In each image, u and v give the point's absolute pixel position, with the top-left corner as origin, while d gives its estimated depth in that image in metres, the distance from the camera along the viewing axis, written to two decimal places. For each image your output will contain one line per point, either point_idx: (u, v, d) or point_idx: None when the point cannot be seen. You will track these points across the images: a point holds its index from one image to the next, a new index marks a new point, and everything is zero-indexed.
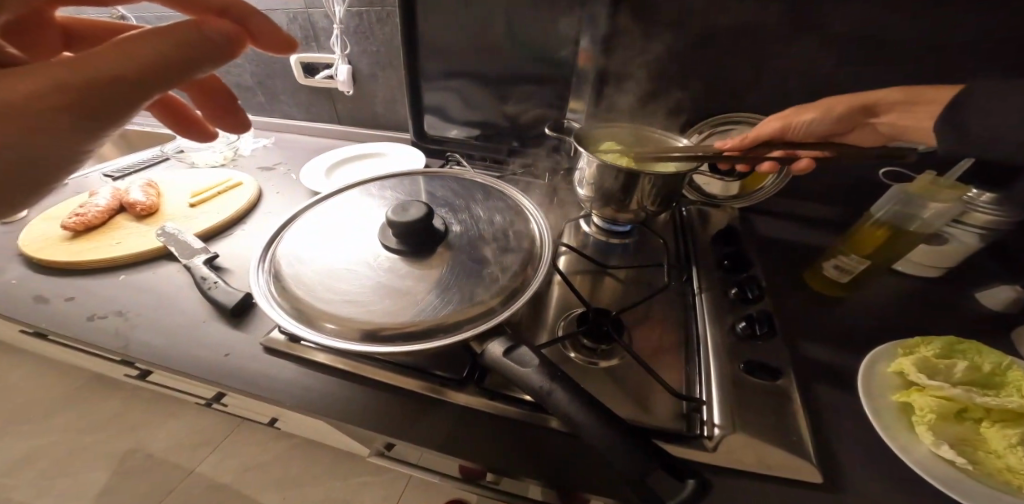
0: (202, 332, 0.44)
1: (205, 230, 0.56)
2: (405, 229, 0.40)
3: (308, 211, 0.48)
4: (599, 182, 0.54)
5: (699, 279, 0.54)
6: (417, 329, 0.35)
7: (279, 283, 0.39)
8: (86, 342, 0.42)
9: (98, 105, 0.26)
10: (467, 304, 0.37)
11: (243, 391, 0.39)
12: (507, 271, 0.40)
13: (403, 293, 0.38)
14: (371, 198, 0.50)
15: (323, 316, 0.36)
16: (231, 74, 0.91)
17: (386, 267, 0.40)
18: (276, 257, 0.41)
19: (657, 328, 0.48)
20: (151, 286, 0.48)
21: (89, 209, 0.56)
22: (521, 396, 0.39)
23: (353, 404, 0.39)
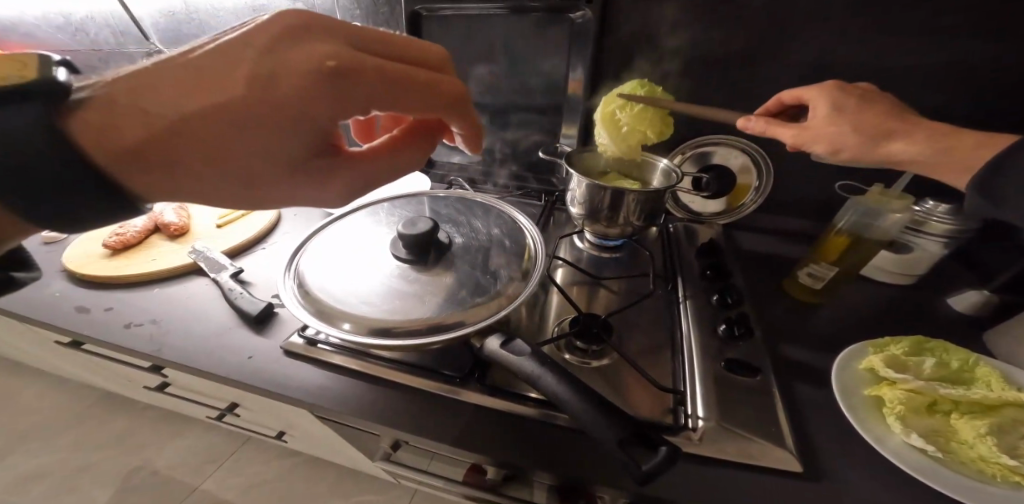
0: (228, 337, 0.48)
1: (231, 249, 0.61)
2: (413, 241, 0.45)
3: (324, 229, 0.53)
4: (589, 200, 0.59)
5: (684, 287, 0.58)
6: (428, 326, 0.39)
7: (303, 289, 0.43)
8: (125, 348, 0.46)
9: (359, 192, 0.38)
10: (469, 305, 0.41)
11: (267, 389, 0.43)
12: (504, 277, 0.45)
13: (413, 295, 0.42)
14: (381, 216, 0.55)
15: (345, 315, 0.41)
16: None
17: (397, 274, 0.45)
18: (300, 268, 0.46)
19: (647, 331, 0.52)
20: (180, 298, 0.53)
21: (127, 230, 0.61)
22: (526, 394, 0.42)
23: (367, 402, 0.42)
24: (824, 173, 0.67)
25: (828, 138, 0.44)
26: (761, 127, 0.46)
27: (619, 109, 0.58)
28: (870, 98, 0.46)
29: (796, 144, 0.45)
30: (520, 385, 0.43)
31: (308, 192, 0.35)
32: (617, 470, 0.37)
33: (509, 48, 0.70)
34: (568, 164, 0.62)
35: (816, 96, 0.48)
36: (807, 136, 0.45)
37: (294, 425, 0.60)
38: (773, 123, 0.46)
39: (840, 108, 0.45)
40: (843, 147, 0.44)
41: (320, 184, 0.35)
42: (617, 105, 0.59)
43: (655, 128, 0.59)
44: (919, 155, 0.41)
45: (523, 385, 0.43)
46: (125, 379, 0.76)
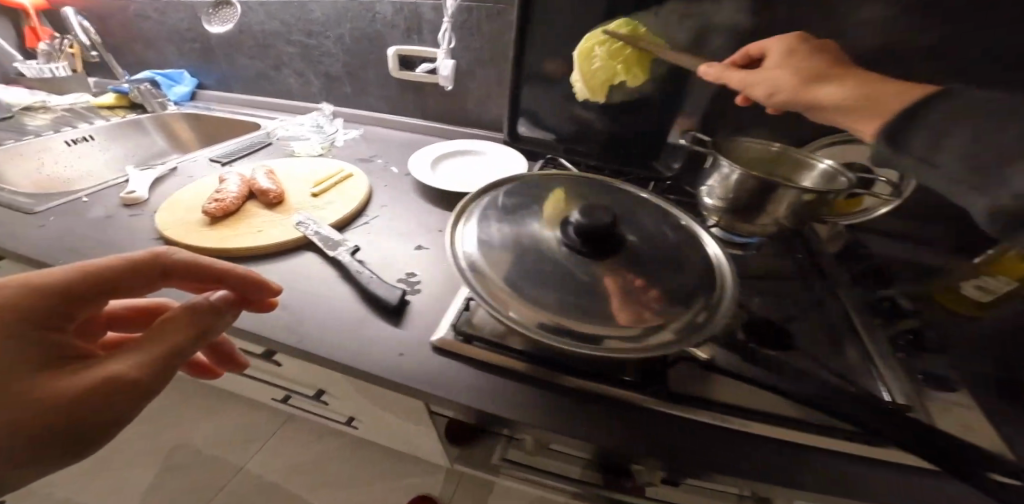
0: (368, 328, 0.42)
1: (338, 222, 0.54)
2: (597, 234, 0.39)
3: (470, 208, 0.46)
4: (738, 191, 0.53)
5: (842, 290, 0.52)
6: (638, 335, 0.35)
7: (478, 280, 0.38)
8: (263, 336, 0.40)
9: (164, 373, 0.28)
10: (675, 311, 0.37)
11: (428, 391, 0.38)
12: (700, 280, 0.40)
13: (607, 296, 0.37)
14: (526, 196, 0.48)
15: (545, 313, 0.36)
16: (319, 61, 0.81)
17: (578, 270, 0.39)
18: (464, 255, 0.40)
19: (818, 332, 0.46)
20: (300, 278, 0.46)
21: (225, 195, 0.51)
22: (727, 399, 0.37)
23: (543, 404, 0.37)
24: None
25: (766, 79, 0.42)
26: (706, 66, 0.46)
27: (597, 44, 0.55)
28: (829, 49, 0.43)
29: (738, 85, 0.44)
30: (715, 390, 0.38)
31: (78, 413, 0.25)
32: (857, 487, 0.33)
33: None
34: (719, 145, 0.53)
35: (774, 43, 0.46)
36: (763, 76, 0.42)
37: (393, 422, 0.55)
38: (726, 69, 0.44)
39: (791, 52, 0.44)
40: (778, 90, 0.41)
41: (93, 391, 0.25)
42: (597, 41, 0.56)
43: (634, 71, 0.56)
44: (840, 94, 0.36)
45: (721, 388, 0.38)
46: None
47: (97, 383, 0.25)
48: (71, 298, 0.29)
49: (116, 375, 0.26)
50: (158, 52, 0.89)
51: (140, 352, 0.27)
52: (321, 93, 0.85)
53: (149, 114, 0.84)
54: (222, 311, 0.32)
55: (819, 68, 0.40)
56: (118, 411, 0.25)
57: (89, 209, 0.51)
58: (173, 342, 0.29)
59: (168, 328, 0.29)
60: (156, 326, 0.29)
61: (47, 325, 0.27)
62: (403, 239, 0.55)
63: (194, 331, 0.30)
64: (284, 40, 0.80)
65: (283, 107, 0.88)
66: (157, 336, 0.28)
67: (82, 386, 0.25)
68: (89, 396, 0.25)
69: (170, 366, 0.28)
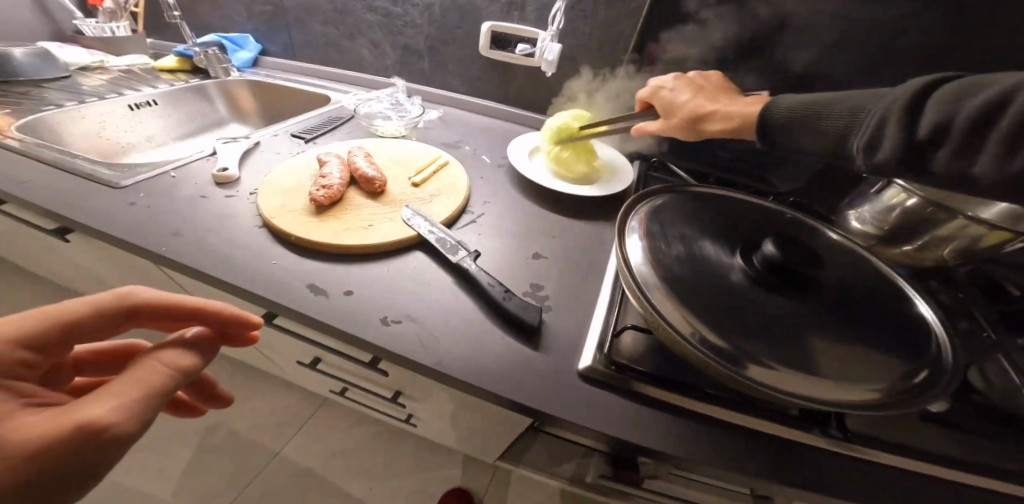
0: (509, 349, 0.37)
1: (449, 219, 0.48)
2: (790, 272, 0.35)
3: (621, 219, 0.41)
4: (901, 219, 0.48)
5: (1006, 334, 0.47)
6: (857, 392, 0.30)
7: (663, 308, 0.33)
8: (398, 352, 0.35)
9: (135, 423, 0.23)
10: (890, 366, 0.32)
11: (594, 430, 0.32)
12: (899, 329, 0.36)
13: (809, 341, 0.33)
14: (677, 211, 0.43)
15: (758, 357, 0.31)
16: (398, 32, 0.74)
17: (766, 307, 0.34)
18: (637, 274, 0.35)
19: (997, 385, 0.41)
20: (423, 284, 0.41)
21: (330, 181, 0.46)
22: (932, 461, 0.33)
23: (727, 446, 0.33)
24: None
25: (675, 127, 0.48)
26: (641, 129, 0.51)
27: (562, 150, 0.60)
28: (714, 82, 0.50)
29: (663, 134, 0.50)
30: (919, 451, 0.33)
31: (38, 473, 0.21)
32: None
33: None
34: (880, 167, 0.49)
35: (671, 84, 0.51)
36: (671, 126, 0.49)
37: (493, 451, 0.47)
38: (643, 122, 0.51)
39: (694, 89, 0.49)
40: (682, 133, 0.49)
41: (53, 449, 0.21)
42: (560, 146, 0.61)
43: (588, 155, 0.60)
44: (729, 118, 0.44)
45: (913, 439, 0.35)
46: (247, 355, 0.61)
47: (69, 434, 0.21)
48: (30, 345, 0.24)
49: (89, 421, 0.21)
50: (218, 10, 0.82)
51: (111, 397, 0.22)
52: (395, 67, 0.78)
53: (212, 79, 0.77)
54: (198, 352, 0.26)
55: (702, 105, 0.47)
56: (94, 457, 0.21)
57: (177, 186, 0.46)
58: (146, 388, 0.23)
59: (137, 365, 0.24)
60: (128, 366, 0.24)
61: (7, 375, 0.23)
62: (516, 243, 0.50)
63: (174, 367, 0.25)
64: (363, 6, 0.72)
65: (354, 80, 0.81)
66: (126, 381, 0.23)
67: (39, 439, 0.21)
68: (50, 453, 0.21)
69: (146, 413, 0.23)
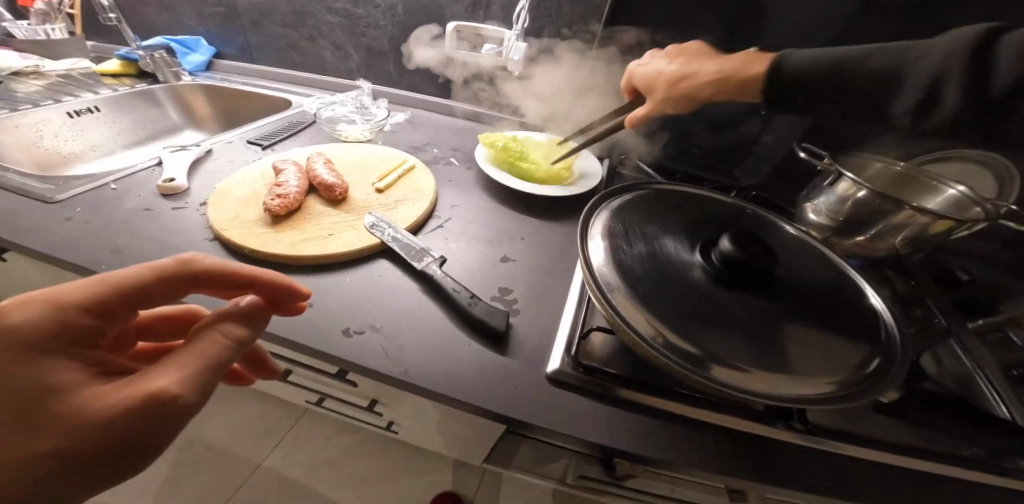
0: (474, 356, 0.37)
1: (414, 224, 0.47)
2: (741, 269, 0.36)
3: (585, 220, 0.41)
4: (853, 211, 0.49)
5: (950, 320, 0.49)
6: (813, 383, 0.31)
7: (624, 310, 0.32)
8: (358, 364, 0.34)
9: (201, 392, 0.21)
10: (844, 357, 0.33)
11: (556, 433, 0.32)
12: (853, 320, 0.37)
13: (766, 337, 0.33)
14: (642, 210, 0.43)
15: (716, 356, 0.31)
16: (361, 33, 0.72)
17: (724, 302, 0.35)
18: (599, 276, 0.35)
19: (940, 368, 0.43)
20: (386, 292, 0.40)
21: (285, 189, 0.44)
22: (881, 446, 0.34)
23: (689, 443, 0.33)
24: None
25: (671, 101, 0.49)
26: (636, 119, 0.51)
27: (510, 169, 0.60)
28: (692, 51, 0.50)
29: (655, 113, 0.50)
30: (866, 435, 0.35)
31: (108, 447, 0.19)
32: None
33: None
34: (830, 159, 0.50)
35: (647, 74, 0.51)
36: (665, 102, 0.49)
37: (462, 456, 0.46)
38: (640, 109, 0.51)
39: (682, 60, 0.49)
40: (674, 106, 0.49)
41: (119, 424, 0.19)
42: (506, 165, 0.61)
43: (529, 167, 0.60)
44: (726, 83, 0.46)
45: (864, 425, 0.36)
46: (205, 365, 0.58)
47: (136, 405, 0.19)
48: (97, 309, 0.22)
49: (155, 392, 0.20)
50: (168, 12, 0.78)
51: (176, 367, 0.21)
52: (360, 69, 0.76)
53: (159, 84, 0.74)
54: (254, 318, 0.24)
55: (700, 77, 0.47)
56: (161, 433, 0.20)
57: (121, 198, 0.44)
58: (209, 356, 0.22)
59: (200, 337, 0.22)
60: (192, 335, 0.22)
61: (79, 342, 0.21)
62: (485, 247, 0.49)
63: (233, 337, 0.23)
64: (322, 7, 0.70)
65: (317, 83, 0.79)
66: (191, 348, 0.22)
67: (105, 411, 0.19)
68: (118, 426, 0.19)
69: (211, 383, 0.22)
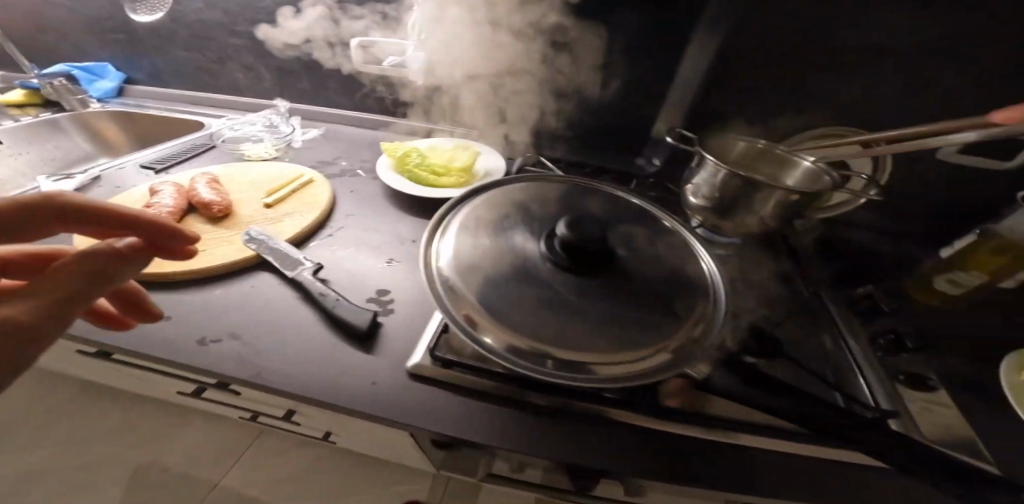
0: (334, 358, 0.37)
1: (297, 235, 0.48)
2: (579, 252, 0.37)
3: (446, 220, 0.43)
4: (722, 193, 0.52)
5: (824, 292, 0.51)
6: (632, 354, 0.33)
7: (459, 303, 0.34)
8: (206, 372, 0.34)
9: (60, 321, 0.22)
10: (673, 328, 0.35)
11: (401, 425, 0.34)
12: (694, 294, 0.39)
13: (597, 316, 0.35)
14: (508, 205, 0.45)
15: (541, 339, 0.33)
16: (269, 54, 0.73)
17: (565, 285, 0.37)
18: (443, 273, 0.37)
19: (801, 337, 0.46)
20: (254, 302, 0.41)
21: (159, 209, 0.45)
22: (720, 416, 0.35)
23: (529, 426, 0.34)
24: (939, 174, 0.60)
25: None
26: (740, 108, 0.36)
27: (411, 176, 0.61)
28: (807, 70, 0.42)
29: None
30: (708, 406, 0.36)
31: None
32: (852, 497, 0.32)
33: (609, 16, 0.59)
34: (699, 145, 0.53)
35: None
36: None
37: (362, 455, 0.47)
38: None
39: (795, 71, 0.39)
40: None
41: None
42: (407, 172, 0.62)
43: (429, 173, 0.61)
44: None
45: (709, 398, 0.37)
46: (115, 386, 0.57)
47: None
48: None
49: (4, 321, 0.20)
50: (77, 44, 0.78)
51: (23, 300, 0.21)
52: (274, 88, 0.77)
53: (65, 111, 0.75)
54: (126, 256, 0.25)
55: None
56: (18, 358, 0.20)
57: None
58: (64, 289, 0.22)
59: (59, 272, 0.23)
60: (49, 272, 0.23)
61: None
62: (372, 253, 0.50)
63: (97, 272, 0.24)
64: (227, 31, 0.71)
65: (232, 104, 0.79)
66: (48, 282, 0.22)
67: None
68: None
69: (70, 315, 0.22)
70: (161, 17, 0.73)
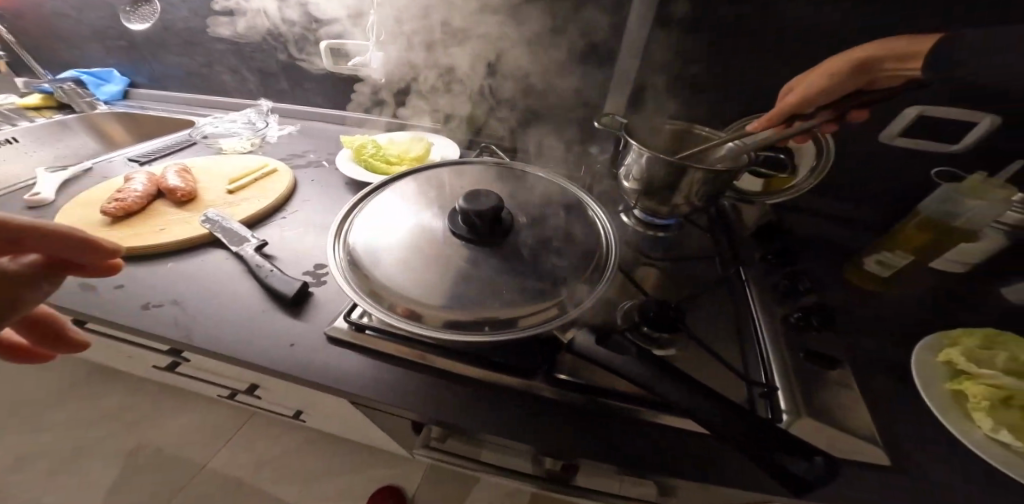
0: (262, 321, 0.42)
1: (249, 217, 0.54)
2: (476, 219, 0.40)
3: (368, 199, 0.47)
4: (647, 178, 0.54)
5: (747, 275, 0.53)
6: (508, 316, 0.36)
7: (358, 270, 0.38)
8: (148, 331, 0.40)
9: None
10: (556, 294, 0.38)
11: (309, 379, 0.38)
12: (587, 265, 0.41)
13: (485, 282, 0.38)
14: (430, 185, 0.49)
15: (427, 302, 0.37)
16: (250, 57, 0.80)
17: (461, 253, 0.40)
18: (352, 244, 0.41)
19: (710, 317, 0.48)
20: (201, 273, 0.46)
21: (129, 195, 0.51)
22: (604, 385, 0.38)
23: (420, 389, 0.39)
24: (885, 158, 0.59)
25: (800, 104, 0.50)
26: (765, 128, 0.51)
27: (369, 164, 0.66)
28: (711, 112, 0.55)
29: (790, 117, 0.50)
30: (595, 375, 0.39)
31: None
32: (715, 462, 0.35)
33: (546, 12, 0.61)
34: (625, 133, 0.56)
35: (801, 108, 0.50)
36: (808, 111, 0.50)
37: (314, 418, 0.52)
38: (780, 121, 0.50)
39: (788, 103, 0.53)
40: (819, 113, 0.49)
41: None
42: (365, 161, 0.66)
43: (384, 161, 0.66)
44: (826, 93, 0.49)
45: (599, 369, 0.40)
46: (108, 355, 0.65)
47: None
48: None
49: None
50: (89, 53, 0.88)
51: None
52: (257, 89, 0.83)
53: (76, 113, 0.84)
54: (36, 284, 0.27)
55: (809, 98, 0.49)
56: None
57: None
58: None
59: None
60: None
61: None
62: (317, 233, 0.55)
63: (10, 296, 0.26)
64: (212, 37, 0.78)
65: (220, 104, 0.86)
66: None
67: None
68: None
69: None
70: (154, 26, 0.80)
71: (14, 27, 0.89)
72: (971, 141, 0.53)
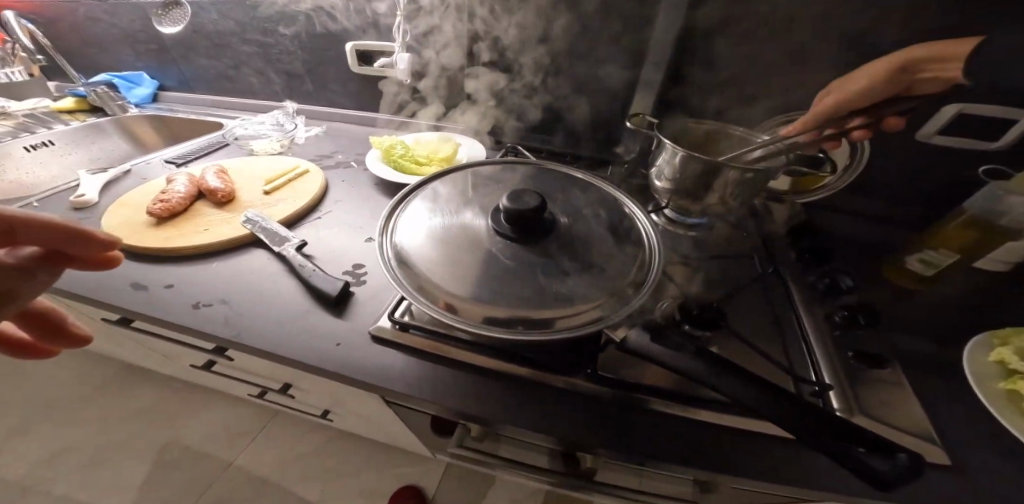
0: (307, 320, 0.43)
1: (287, 218, 0.54)
2: (520, 218, 0.40)
3: (409, 198, 0.47)
4: (681, 176, 0.54)
5: (786, 274, 0.52)
6: (557, 314, 0.36)
7: (407, 269, 0.39)
8: (198, 329, 0.40)
9: None
10: (604, 295, 0.38)
11: (357, 378, 0.38)
12: (631, 265, 0.41)
13: (532, 281, 0.38)
14: (468, 186, 0.49)
15: (477, 300, 0.37)
16: (277, 59, 0.81)
17: (506, 253, 0.40)
18: (397, 244, 0.41)
19: (752, 315, 0.47)
20: (245, 273, 0.47)
21: (171, 195, 0.52)
22: (654, 384, 0.38)
23: (468, 387, 0.39)
24: None
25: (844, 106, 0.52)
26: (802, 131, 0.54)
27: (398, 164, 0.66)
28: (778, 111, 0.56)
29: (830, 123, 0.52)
30: (643, 374, 0.39)
31: None
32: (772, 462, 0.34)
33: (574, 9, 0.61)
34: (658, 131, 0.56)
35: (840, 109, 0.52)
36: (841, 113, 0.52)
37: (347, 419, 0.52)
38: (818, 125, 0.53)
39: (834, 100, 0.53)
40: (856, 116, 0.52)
41: None
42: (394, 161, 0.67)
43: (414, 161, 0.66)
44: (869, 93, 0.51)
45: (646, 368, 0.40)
46: (145, 353, 0.66)
47: None
48: None
49: None
50: (120, 57, 0.90)
51: None
52: (283, 91, 0.84)
53: (108, 116, 0.86)
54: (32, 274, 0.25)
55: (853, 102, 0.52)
56: None
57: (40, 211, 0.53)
58: None
59: None
60: None
61: None
62: (352, 233, 0.55)
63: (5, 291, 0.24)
64: (240, 40, 0.79)
65: (246, 106, 0.88)
66: None
67: None
68: None
69: None
70: (184, 29, 0.81)
71: (49, 33, 0.91)
72: (1011, 139, 0.50)
